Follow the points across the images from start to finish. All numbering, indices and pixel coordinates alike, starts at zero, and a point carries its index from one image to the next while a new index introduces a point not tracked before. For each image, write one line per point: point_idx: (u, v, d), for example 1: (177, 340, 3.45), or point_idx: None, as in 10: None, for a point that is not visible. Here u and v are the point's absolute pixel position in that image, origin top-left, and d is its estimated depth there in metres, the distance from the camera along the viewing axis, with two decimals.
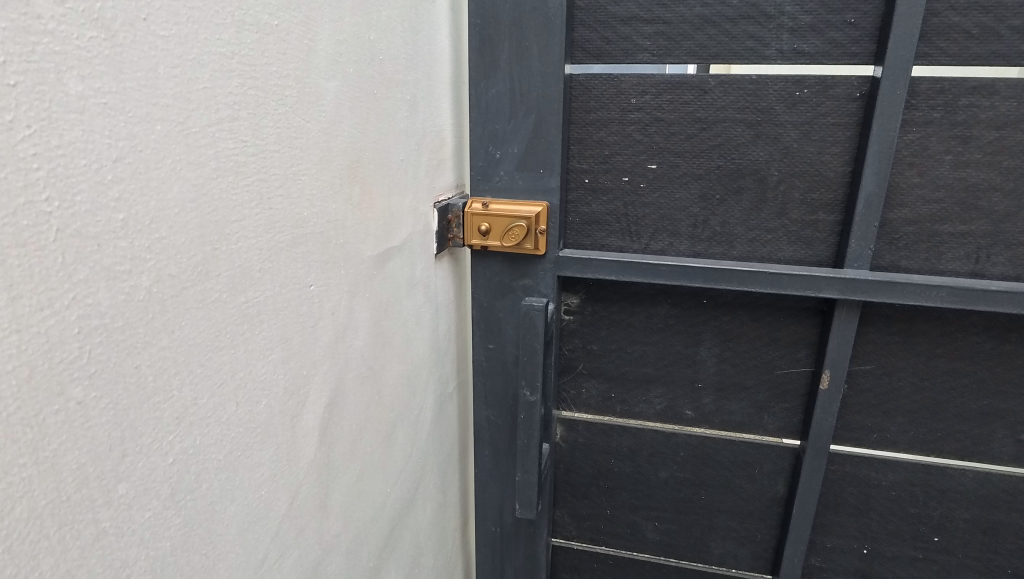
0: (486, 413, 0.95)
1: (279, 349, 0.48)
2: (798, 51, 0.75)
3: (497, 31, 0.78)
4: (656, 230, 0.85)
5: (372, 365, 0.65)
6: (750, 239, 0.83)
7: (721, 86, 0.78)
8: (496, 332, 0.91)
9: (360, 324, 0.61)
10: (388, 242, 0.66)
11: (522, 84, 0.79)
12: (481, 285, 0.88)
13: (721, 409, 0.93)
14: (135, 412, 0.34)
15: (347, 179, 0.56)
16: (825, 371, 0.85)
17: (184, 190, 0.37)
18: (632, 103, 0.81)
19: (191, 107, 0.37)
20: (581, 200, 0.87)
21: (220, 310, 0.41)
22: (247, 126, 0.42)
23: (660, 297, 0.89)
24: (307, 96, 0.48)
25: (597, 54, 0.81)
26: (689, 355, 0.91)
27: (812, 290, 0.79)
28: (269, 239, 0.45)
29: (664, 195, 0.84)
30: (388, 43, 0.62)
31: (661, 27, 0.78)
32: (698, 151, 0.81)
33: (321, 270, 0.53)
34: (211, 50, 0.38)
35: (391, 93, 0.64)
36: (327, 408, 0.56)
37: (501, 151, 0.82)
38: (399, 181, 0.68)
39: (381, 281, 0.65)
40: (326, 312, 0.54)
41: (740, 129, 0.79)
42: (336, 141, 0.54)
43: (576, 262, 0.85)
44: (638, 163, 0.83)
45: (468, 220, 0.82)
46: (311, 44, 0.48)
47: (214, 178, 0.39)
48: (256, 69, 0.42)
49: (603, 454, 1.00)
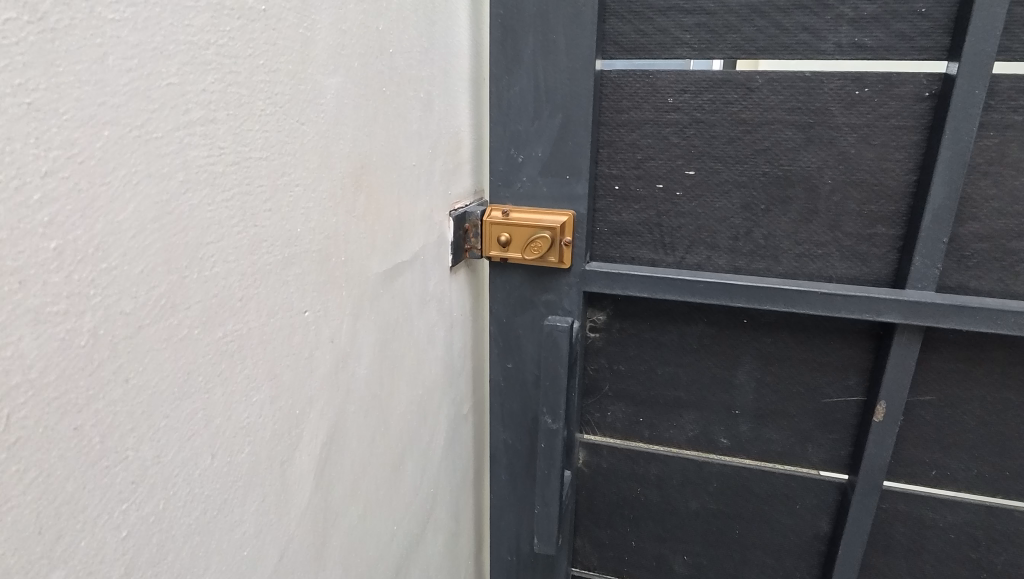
0: (502, 436, 0.88)
1: (266, 386, 0.42)
2: (858, 45, 0.67)
3: (521, 22, 0.70)
4: (693, 242, 0.77)
5: (379, 394, 0.59)
6: (797, 255, 0.75)
7: (770, 85, 0.70)
8: (516, 350, 0.83)
9: (365, 349, 0.55)
10: (398, 255, 0.60)
11: (548, 81, 0.71)
12: (500, 300, 0.81)
13: (759, 438, 0.85)
14: (75, 481, 0.28)
15: (350, 188, 0.49)
16: (881, 402, 0.76)
17: (143, 208, 0.30)
18: (669, 102, 0.73)
19: (150, 107, 0.30)
20: (610, 208, 0.79)
21: (191, 349, 0.35)
22: (227, 130, 0.35)
23: (695, 315, 0.81)
24: (303, 94, 0.42)
25: (631, 48, 0.73)
26: (725, 379, 0.83)
27: (869, 313, 0.71)
28: (253, 261, 0.39)
29: (703, 205, 0.76)
30: (400, 34, 0.55)
31: (703, 19, 0.69)
32: (741, 156, 0.73)
33: (317, 293, 0.46)
34: (178, 39, 0.31)
35: (402, 92, 0.57)
36: (324, 447, 0.50)
37: (523, 155, 0.75)
38: (410, 187, 0.61)
39: (389, 300, 0.59)
40: (324, 341, 0.48)
41: (789, 132, 0.71)
42: (338, 145, 0.47)
43: (604, 277, 0.77)
44: (674, 169, 0.75)
45: (486, 230, 0.76)
46: (308, 33, 0.42)
47: (183, 194, 0.33)
48: (238, 62, 0.36)
49: (629, 481, 0.92)
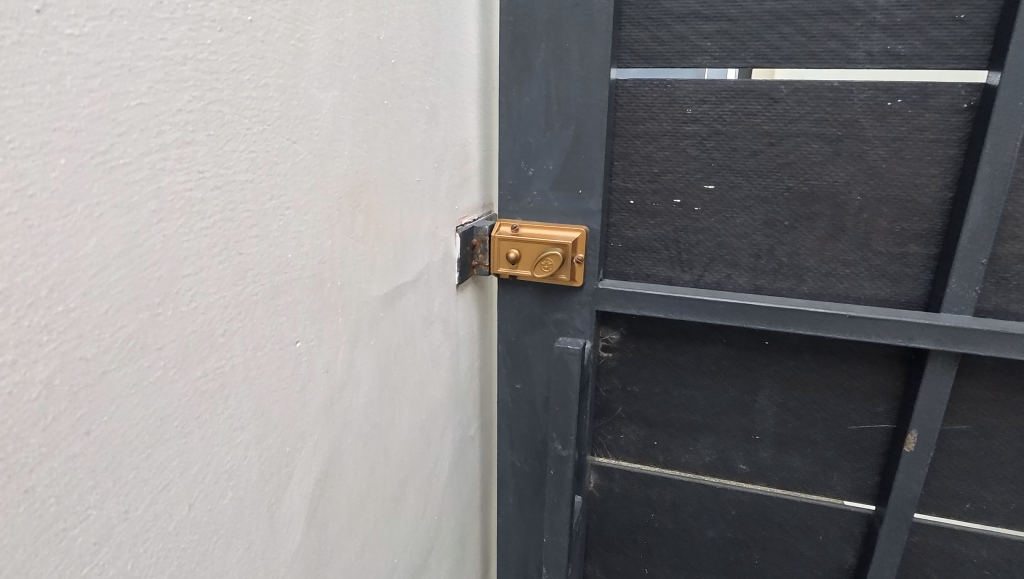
0: (510, 458, 0.85)
1: (252, 425, 0.39)
2: (892, 54, 0.62)
3: (532, 29, 0.67)
4: (712, 259, 0.73)
5: (379, 423, 0.56)
6: (823, 274, 0.71)
7: (795, 95, 0.66)
8: (524, 370, 0.80)
9: (363, 377, 0.52)
10: (400, 276, 0.56)
11: (560, 91, 0.68)
12: (508, 318, 0.78)
13: (780, 465, 0.80)
14: (26, 549, 0.25)
15: (347, 209, 0.46)
16: (912, 432, 0.72)
17: (108, 242, 0.27)
18: (688, 113, 0.69)
19: (115, 131, 0.27)
20: (624, 223, 0.75)
21: (163, 392, 0.32)
22: (206, 152, 0.32)
23: (713, 336, 0.77)
24: (295, 110, 0.39)
25: (647, 56, 0.69)
26: (745, 404, 0.79)
27: (901, 338, 0.67)
28: (236, 293, 0.36)
29: (723, 221, 0.72)
30: (403, 43, 0.52)
31: (724, 26, 0.65)
32: (764, 170, 0.69)
33: (311, 321, 0.43)
34: (149, 55, 0.28)
35: (404, 104, 0.54)
36: (317, 485, 0.47)
37: (533, 168, 0.71)
38: (414, 204, 0.58)
39: (390, 324, 0.55)
40: (318, 372, 0.45)
41: (816, 145, 0.67)
42: (334, 163, 0.44)
43: (618, 296, 0.73)
44: (693, 183, 0.71)
45: (494, 246, 0.73)
46: (301, 45, 0.39)
47: (155, 225, 0.30)
48: (220, 78, 0.33)
49: (642, 507, 0.88)
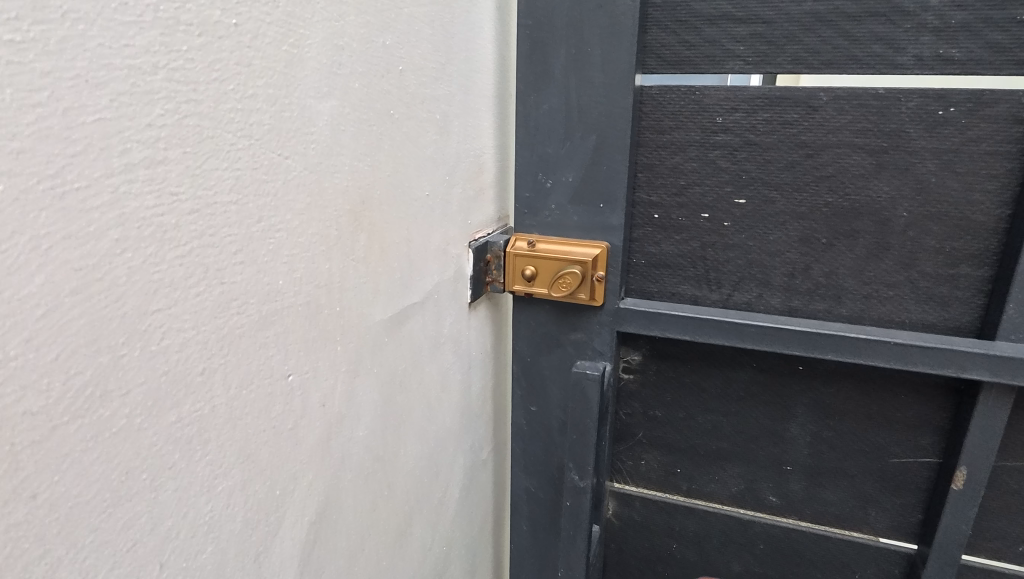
0: (524, 484, 0.80)
1: (236, 470, 0.35)
2: (944, 58, 0.57)
3: (551, 33, 0.62)
4: (742, 278, 0.68)
5: (382, 455, 0.52)
6: (863, 296, 0.65)
7: (835, 103, 0.60)
8: (540, 392, 0.76)
9: (365, 407, 0.48)
10: (407, 297, 0.53)
11: (580, 98, 0.63)
12: (523, 337, 0.74)
13: (813, 498, 0.75)
14: None
15: (347, 228, 0.42)
16: (961, 468, 0.66)
17: (59, 277, 0.24)
18: (717, 122, 0.64)
19: (68, 151, 0.24)
20: (648, 238, 0.70)
21: (128, 442, 0.28)
22: (181, 172, 0.29)
23: (742, 359, 0.72)
24: (287, 122, 0.35)
25: (675, 61, 0.65)
26: (776, 432, 0.74)
27: (951, 369, 0.61)
28: (217, 327, 0.32)
29: (754, 237, 0.67)
30: (412, 48, 0.49)
31: (759, 28, 0.61)
32: (800, 184, 0.64)
33: (306, 352, 0.40)
34: (110, 64, 0.25)
35: (412, 114, 0.50)
36: (313, 527, 0.43)
37: (551, 180, 0.67)
38: (423, 220, 0.54)
39: (395, 348, 0.52)
40: (313, 407, 0.41)
41: (858, 157, 0.61)
42: (333, 178, 0.40)
43: (640, 317, 0.69)
44: (722, 197, 0.66)
45: (509, 262, 0.69)
46: (294, 51, 0.35)
47: (119, 256, 0.26)
48: (198, 89, 0.29)
49: (663, 537, 0.83)
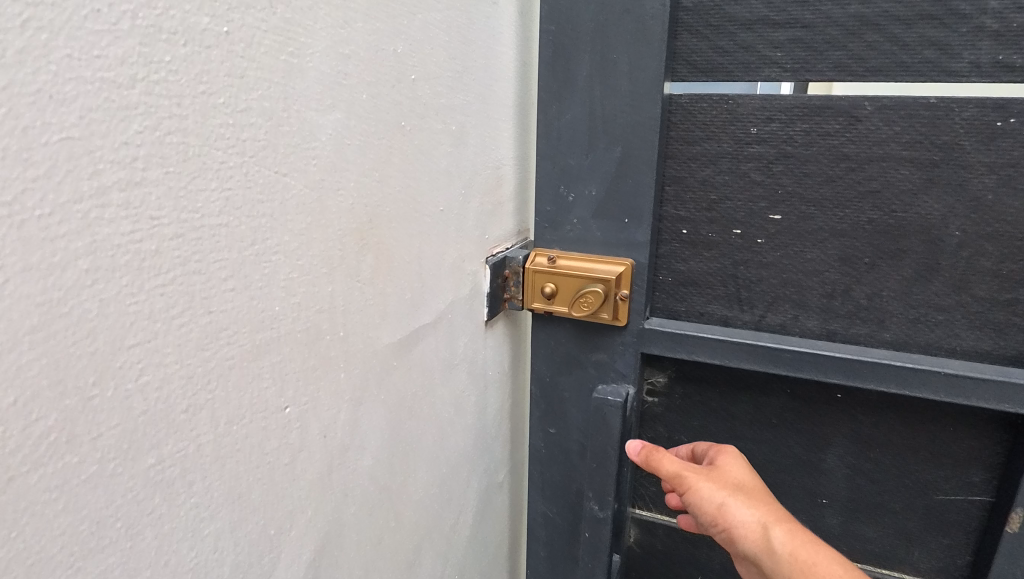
0: (541, 508, 0.77)
1: (225, 512, 0.33)
2: (1004, 65, 0.52)
3: (575, 39, 0.59)
4: (776, 299, 0.63)
5: (389, 485, 0.49)
6: (910, 320, 0.60)
7: (881, 113, 0.56)
8: (560, 414, 0.72)
9: (371, 436, 0.45)
10: (417, 318, 0.50)
11: (605, 108, 0.60)
12: (542, 356, 0.70)
13: (851, 534, 0.70)
14: None
15: (351, 248, 0.40)
16: (1017, 509, 0.61)
17: (18, 313, 0.22)
18: (751, 132, 0.60)
19: (27, 174, 0.21)
20: (675, 255, 0.66)
21: (101, 490, 0.26)
22: (164, 195, 0.26)
23: (775, 384, 0.67)
24: (285, 137, 0.33)
25: (707, 68, 0.60)
26: (811, 463, 0.69)
27: (1005, 403, 0.57)
28: (203, 360, 0.30)
29: (791, 256, 0.62)
30: (425, 56, 0.46)
31: (798, 33, 0.56)
32: (842, 199, 0.59)
33: (305, 382, 0.37)
34: (79, 77, 0.22)
35: (426, 125, 0.47)
36: (310, 567, 0.40)
37: (574, 193, 0.64)
38: (437, 236, 0.51)
39: (404, 373, 0.49)
40: (313, 439, 0.39)
41: (905, 171, 0.56)
42: (337, 196, 0.38)
43: (666, 339, 0.65)
44: (756, 212, 0.62)
45: (528, 278, 0.65)
46: (294, 60, 0.32)
47: (88, 287, 0.24)
48: (184, 103, 0.27)
49: (688, 568, 0.79)
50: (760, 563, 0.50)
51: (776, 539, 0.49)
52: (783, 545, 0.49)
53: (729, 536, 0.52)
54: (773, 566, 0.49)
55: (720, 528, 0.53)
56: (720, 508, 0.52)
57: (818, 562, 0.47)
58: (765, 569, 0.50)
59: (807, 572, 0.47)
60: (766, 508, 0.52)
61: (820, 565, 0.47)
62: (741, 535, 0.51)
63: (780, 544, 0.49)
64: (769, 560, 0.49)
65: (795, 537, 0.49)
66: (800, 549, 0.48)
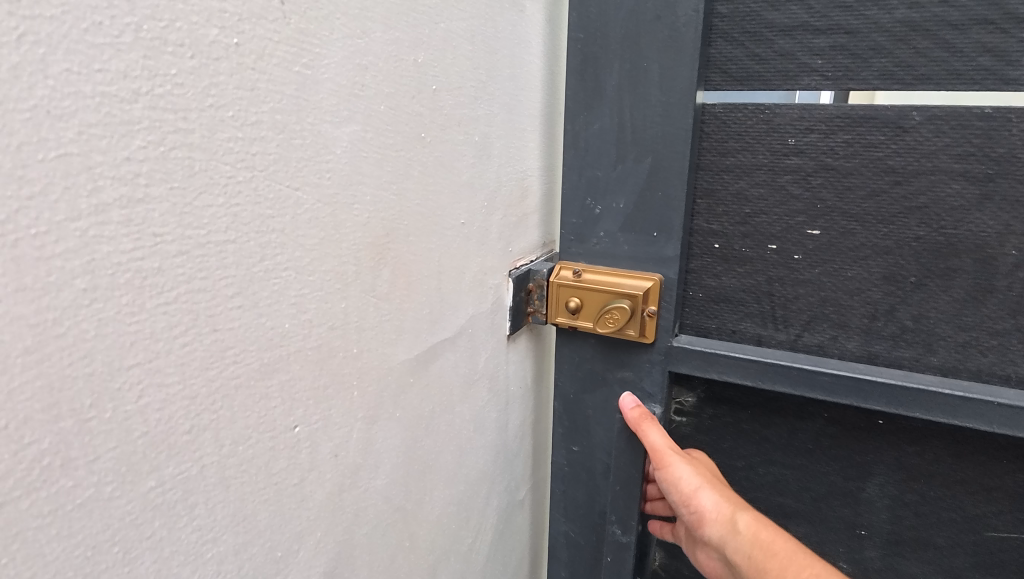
0: (563, 528, 0.75)
1: (230, 534, 0.32)
2: None
3: (604, 47, 0.57)
4: (813, 318, 0.60)
5: (404, 504, 0.48)
6: (959, 344, 0.56)
7: (931, 124, 0.52)
8: (583, 433, 0.70)
9: (385, 454, 0.44)
10: (436, 333, 0.49)
11: (634, 118, 0.58)
12: (566, 372, 0.68)
13: (892, 569, 0.66)
14: None
15: (367, 263, 0.39)
16: None
17: (9, 334, 0.21)
18: (789, 143, 0.57)
19: (21, 192, 0.21)
20: (706, 270, 0.63)
21: (97, 515, 0.25)
22: (167, 212, 0.26)
23: (812, 408, 0.64)
24: (297, 150, 0.32)
25: (742, 76, 0.57)
26: (850, 492, 0.65)
27: None
28: (208, 379, 0.29)
29: (830, 274, 0.58)
30: (448, 65, 0.45)
31: (841, 39, 0.53)
32: (887, 215, 0.55)
33: (316, 399, 0.36)
34: (78, 92, 0.22)
35: (448, 136, 0.46)
36: None
37: (601, 206, 0.62)
38: (458, 250, 0.50)
39: (421, 389, 0.48)
40: (324, 459, 0.38)
41: (957, 185, 0.53)
42: (353, 210, 0.37)
43: (696, 358, 0.62)
44: (793, 227, 0.58)
45: (552, 292, 0.63)
46: (308, 72, 0.32)
47: (87, 307, 0.23)
48: (188, 117, 0.26)
49: None
50: (723, 544, 0.55)
51: (741, 522, 0.55)
52: (746, 528, 0.54)
53: (698, 517, 0.56)
54: (736, 546, 0.54)
55: (690, 509, 0.57)
56: (695, 489, 0.57)
57: (777, 542, 0.52)
58: (728, 549, 0.55)
59: (766, 548, 0.52)
60: (731, 495, 0.57)
61: (778, 544, 0.52)
62: (709, 517, 0.56)
63: (743, 526, 0.54)
64: (733, 539, 0.54)
65: (758, 522, 0.55)
66: (760, 530, 0.54)
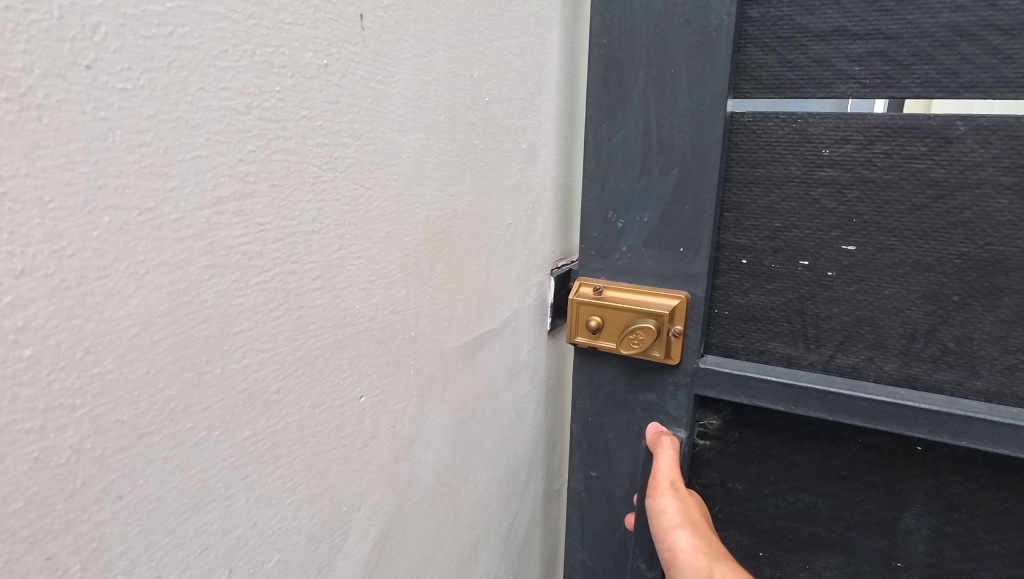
0: (581, 556, 0.76)
1: (305, 485, 0.37)
2: None
3: (630, 54, 0.59)
4: (848, 338, 0.60)
5: (450, 481, 0.52)
6: (1005, 367, 0.56)
7: (976, 133, 0.52)
8: (604, 457, 0.71)
9: (435, 433, 0.49)
10: (483, 325, 0.53)
11: (661, 128, 0.60)
12: (585, 396, 0.70)
13: None
14: None
15: (426, 255, 0.43)
16: None
17: (152, 299, 0.26)
18: (824, 155, 0.57)
19: (166, 185, 0.26)
20: (734, 287, 0.64)
21: (205, 455, 0.30)
22: (269, 204, 0.31)
23: (845, 432, 0.63)
24: (369, 156, 0.37)
25: (775, 84, 0.58)
26: (884, 522, 0.65)
27: None
28: (293, 350, 0.34)
29: (867, 290, 0.58)
30: (501, 79, 0.50)
31: (880, 45, 0.53)
32: (926, 230, 0.55)
33: (377, 376, 0.41)
34: (208, 105, 0.27)
35: (498, 144, 0.51)
36: (375, 548, 0.44)
37: (624, 220, 0.64)
38: (504, 251, 0.54)
39: (467, 376, 0.52)
40: (383, 429, 0.42)
41: (1004, 199, 0.52)
42: (414, 212, 0.41)
43: (725, 381, 0.63)
44: (827, 242, 0.59)
45: (575, 311, 0.65)
46: (381, 88, 0.37)
47: (207, 281, 0.28)
48: (288, 124, 0.31)
49: None
50: None
51: (717, 570, 0.49)
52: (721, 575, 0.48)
53: (669, 554, 0.52)
54: None
55: (664, 547, 0.53)
56: (675, 524, 0.53)
57: None
58: None
59: None
60: (713, 545, 0.52)
61: None
62: (682, 558, 0.51)
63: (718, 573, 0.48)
64: None
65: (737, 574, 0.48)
66: None
